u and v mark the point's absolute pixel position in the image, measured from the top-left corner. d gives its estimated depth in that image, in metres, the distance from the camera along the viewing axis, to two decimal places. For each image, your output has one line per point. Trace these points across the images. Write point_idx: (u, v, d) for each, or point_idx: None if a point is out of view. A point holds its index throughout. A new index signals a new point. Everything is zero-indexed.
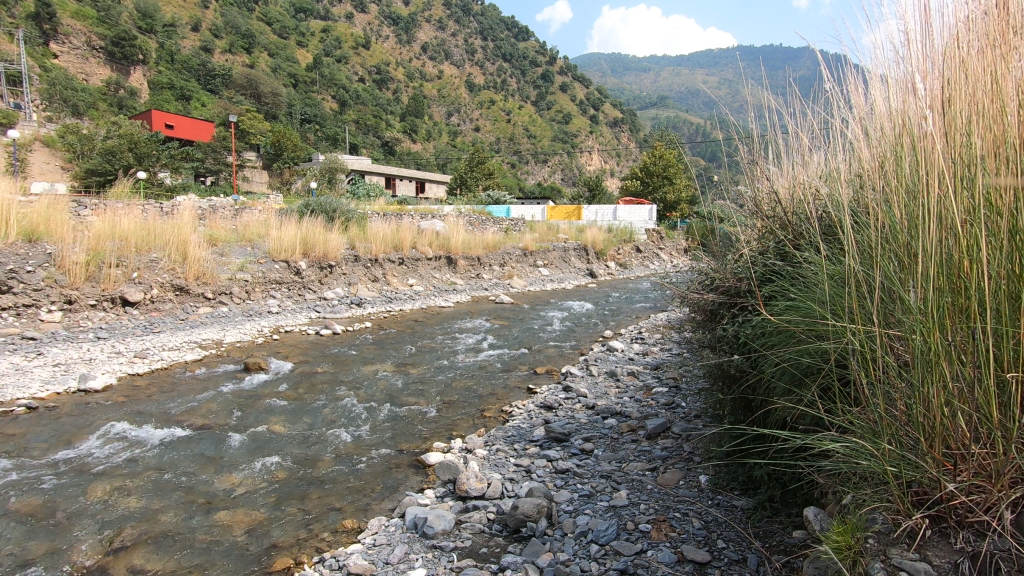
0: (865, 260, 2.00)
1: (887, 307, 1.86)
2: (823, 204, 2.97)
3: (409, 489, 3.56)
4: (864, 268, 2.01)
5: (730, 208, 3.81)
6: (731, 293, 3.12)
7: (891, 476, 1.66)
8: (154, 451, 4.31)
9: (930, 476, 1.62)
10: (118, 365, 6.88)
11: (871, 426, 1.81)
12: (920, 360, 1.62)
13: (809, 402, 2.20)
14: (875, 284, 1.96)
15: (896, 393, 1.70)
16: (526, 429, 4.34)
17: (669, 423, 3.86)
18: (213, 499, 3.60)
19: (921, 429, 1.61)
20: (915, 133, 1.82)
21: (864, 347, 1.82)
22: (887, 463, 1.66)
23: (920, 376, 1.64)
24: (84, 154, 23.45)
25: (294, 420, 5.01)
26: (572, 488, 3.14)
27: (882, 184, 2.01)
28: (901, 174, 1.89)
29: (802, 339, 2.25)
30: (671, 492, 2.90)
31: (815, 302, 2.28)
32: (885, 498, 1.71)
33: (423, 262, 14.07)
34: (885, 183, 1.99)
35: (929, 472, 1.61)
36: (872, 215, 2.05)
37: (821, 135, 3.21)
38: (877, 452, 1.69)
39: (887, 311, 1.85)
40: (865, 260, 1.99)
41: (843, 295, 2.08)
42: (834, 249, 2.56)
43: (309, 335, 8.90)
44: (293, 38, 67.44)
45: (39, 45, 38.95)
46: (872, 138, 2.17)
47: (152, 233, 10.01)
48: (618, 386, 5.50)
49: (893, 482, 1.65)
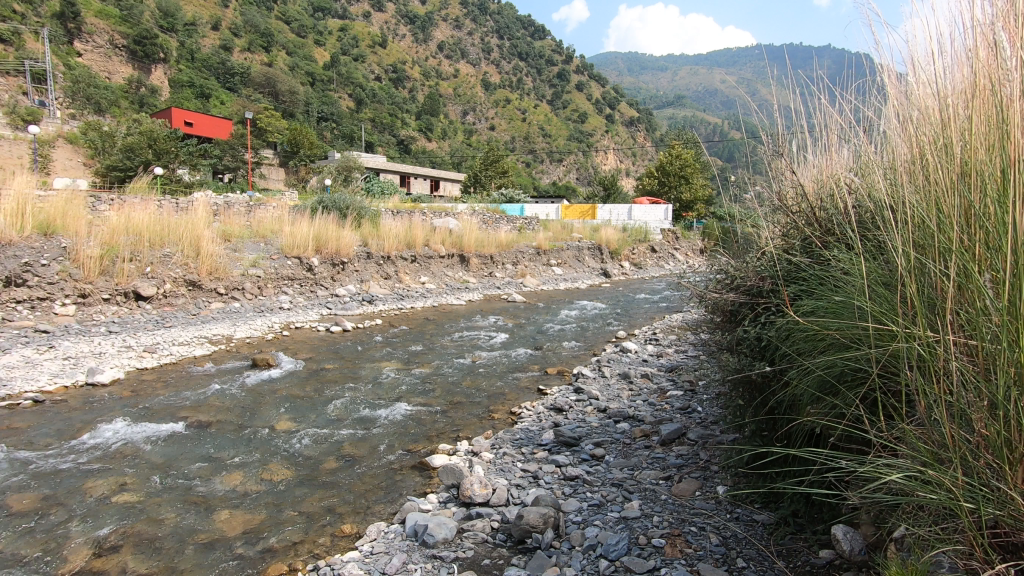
0: (918, 255, 1.79)
1: (950, 308, 1.64)
2: (858, 197, 2.77)
3: (410, 493, 3.43)
4: (917, 266, 1.80)
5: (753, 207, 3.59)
6: (752, 293, 2.93)
7: (966, 512, 1.43)
8: (157, 447, 4.25)
9: (1015, 513, 1.40)
10: (127, 359, 6.86)
11: (931, 448, 1.59)
12: (1005, 371, 1.39)
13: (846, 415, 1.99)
14: (931, 283, 1.75)
15: (971, 410, 1.48)
16: (535, 432, 4.18)
17: (685, 429, 3.68)
18: (210, 499, 3.49)
19: (1002, 454, 1.40)
20: (994, 109, 1.59)
21: (925, 354, 1.60)
22: (961, 497, 1.43)
23: (1001, 389, 1.41)
24: (105, 150, 23.73)
25: (300, 418, 4.93)
26: (581, 497, 2.97)
27: (940, 170, 1.80)
28: (969, 157, 1.67)
29: (838, 344, 2.04)
30: (686, 503, 2.73)
31: (850, 303, 2.08)
32: (955, 537, 1.49)
33: (436, 260, 13.96)
34: (945, 171, 1.78)
35: (1013, 508, 1.39)
36: (928, 207, 1.84)
37: (854, 126, 3.00)
38: (947, 484, 1.47)
39: (948, 311, 1.64)
40: (921, 257, 1.77)
41: (889, 297, 1.87)
42: (870, 246, 2.36)
43: (319, 332, 8.83)
44: (311, 36, 67.65)
45: (64, 44, 39.77)
46: (922, 123, 1.97)
47: (166, 227, 10.00)
48: (631, 388, 5.32)
49: (970, 520, 1.42)
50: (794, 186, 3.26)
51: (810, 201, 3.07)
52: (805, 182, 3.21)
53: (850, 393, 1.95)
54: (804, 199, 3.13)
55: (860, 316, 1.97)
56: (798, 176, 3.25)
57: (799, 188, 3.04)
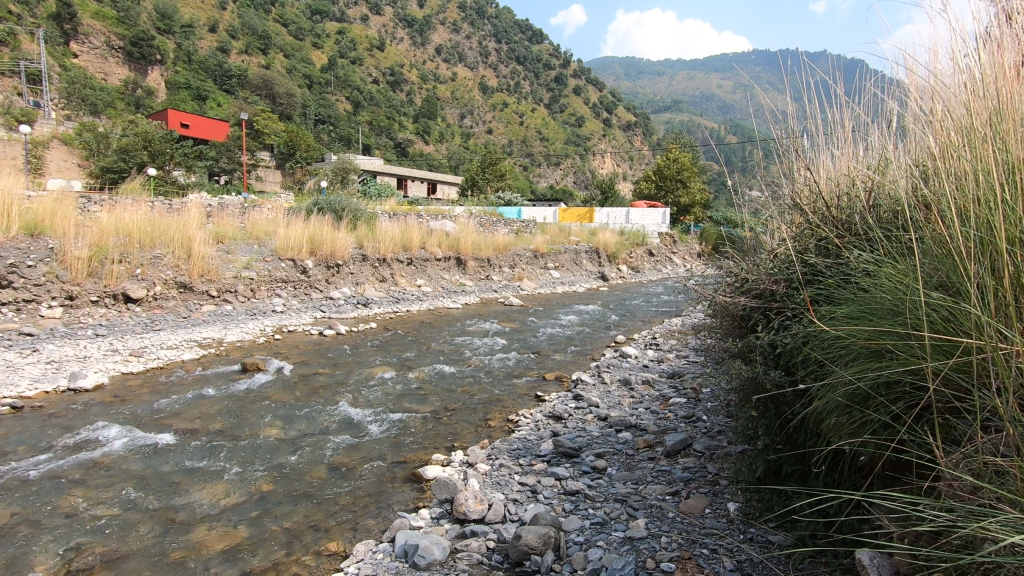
0: (973, 254, 1.62)
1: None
2: (885, 194, 2.62)
3: (402, 508, 3.24)
4: (983, 267, 1.62)
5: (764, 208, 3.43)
6: (765, 298, 2.76)
7: None
8: (137, 457, 4.04)
9: None
10: (112, 363, 6.65)
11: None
12: None
13: (883, 434, 1.78)
14: (997, 285, 1.58)
15: None
16: (533, 442, 4.00)
17: (690, 439, 3.52)
18: (190, 514, 3.30)
19: None
20: None
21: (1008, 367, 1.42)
22: None
23: None
24: (100, 152, 23.49)
25: (288, 425, 4.74)
26: (583, 514, 2.79)
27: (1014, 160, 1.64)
28: None
29: (875, 352, 1.84)
30: (695, 522, 2.56)
31: (886, 306, 1.90)
32: None
33: (432, 262, 13.79)
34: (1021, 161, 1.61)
35: None
36: (992, 202, 1.67)
37: (877, 120, 2.85)
38: None
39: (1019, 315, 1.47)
40: (989, 256, 1.60)
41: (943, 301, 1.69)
42: (902, 246, 2.20)
43: (312, 335, 8.64)
44: (309, 39, 67.42)
45: (60, 44, 39.49)
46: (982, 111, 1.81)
47: (156, 228, 9.80)
48: (633, 395, 5.14)
49: None
50: (805, 183, 3.08)
51: (826, 198, 2.89)
52: (823, 179, 3.04)
53: (891, 407, 1.74)
54: (818, 197, 2.95)
55: (898, 323, 1.80)
56: (814, 173, 3.10)
57: (813, 182, 2.86)
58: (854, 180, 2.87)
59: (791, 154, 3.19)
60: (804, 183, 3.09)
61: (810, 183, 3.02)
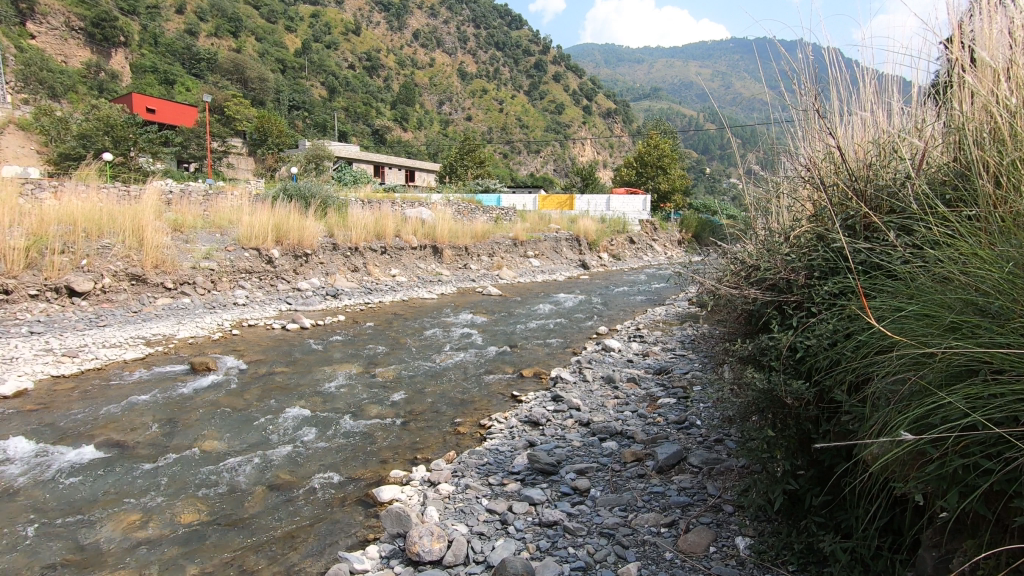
0: None
1: None
2: (934, 159, 2.16)
3: (349, 543, 2.73)
4: None
5: (779, 184, 2.91)
6: (780, 289, 2.29)
7: None
8: (45, 480, 3.45)
9: None
10: (41, 366, 5.95)
11: None
12: None
13: (971, 483, 1.31)
14: None
15: None
16: (506, 455, 3.51)
17: (685, 452, 3.07)
18: (95, 555, 2.75)
19: None
20: None
21: None
22: None
23: None
24: (58, 137, 22.11)
25: (231, 435, 4.18)
26: (560, 557, 2.30)
27: None
28: None
29: (963, 367, 1.37)
30: (699, 567, 2.10)
31: (971, 303, 1.43)
32: None
33: (407, 252, 13.16)
34: None
35: None
36: None
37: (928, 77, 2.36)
38: None
39: None
40: None
41: None
42: (970, 225, 1.74)
43: (274, 330, 8.04)
44: (282, 22, 65.16)
45: (15, 25, 37.29)
46: None
47: (104, 215, 8.99)
48: (617, 396, 4.67)
49: None
50: (826, 149, 2.53)
51: (852, 166, 2.37)
52: (849, 145, 2.50)
53: (992, 450, 1.26)
54: (840, 163, 2.44)
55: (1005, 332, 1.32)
56: (843, 135, 2.58)
57: (836, 147, 2.35)
58: (884, 145, 2.37)
59: (811, 116, 2.67)
60: (822, 149, 2.55)
61: (830, 146, 2.47)
